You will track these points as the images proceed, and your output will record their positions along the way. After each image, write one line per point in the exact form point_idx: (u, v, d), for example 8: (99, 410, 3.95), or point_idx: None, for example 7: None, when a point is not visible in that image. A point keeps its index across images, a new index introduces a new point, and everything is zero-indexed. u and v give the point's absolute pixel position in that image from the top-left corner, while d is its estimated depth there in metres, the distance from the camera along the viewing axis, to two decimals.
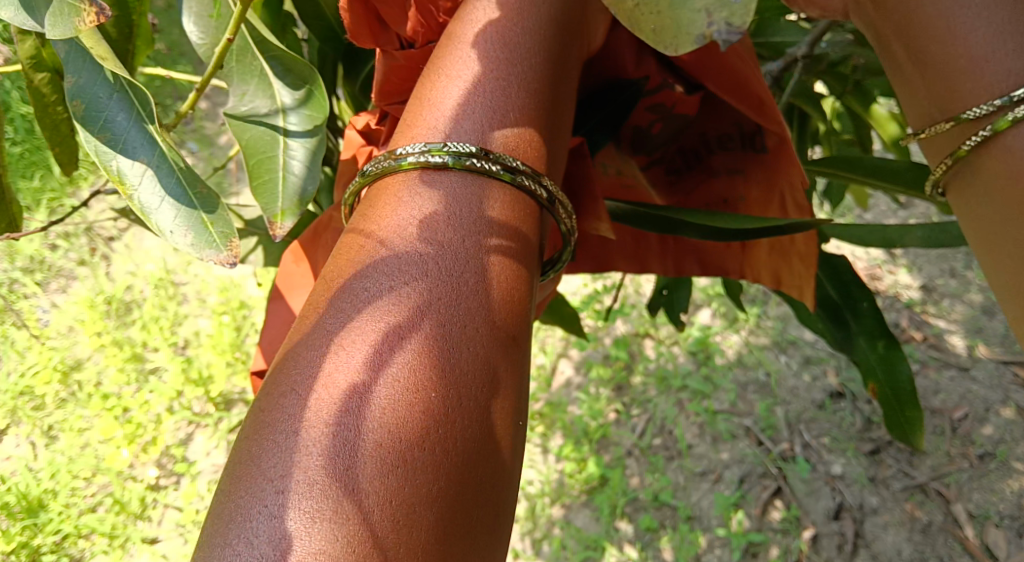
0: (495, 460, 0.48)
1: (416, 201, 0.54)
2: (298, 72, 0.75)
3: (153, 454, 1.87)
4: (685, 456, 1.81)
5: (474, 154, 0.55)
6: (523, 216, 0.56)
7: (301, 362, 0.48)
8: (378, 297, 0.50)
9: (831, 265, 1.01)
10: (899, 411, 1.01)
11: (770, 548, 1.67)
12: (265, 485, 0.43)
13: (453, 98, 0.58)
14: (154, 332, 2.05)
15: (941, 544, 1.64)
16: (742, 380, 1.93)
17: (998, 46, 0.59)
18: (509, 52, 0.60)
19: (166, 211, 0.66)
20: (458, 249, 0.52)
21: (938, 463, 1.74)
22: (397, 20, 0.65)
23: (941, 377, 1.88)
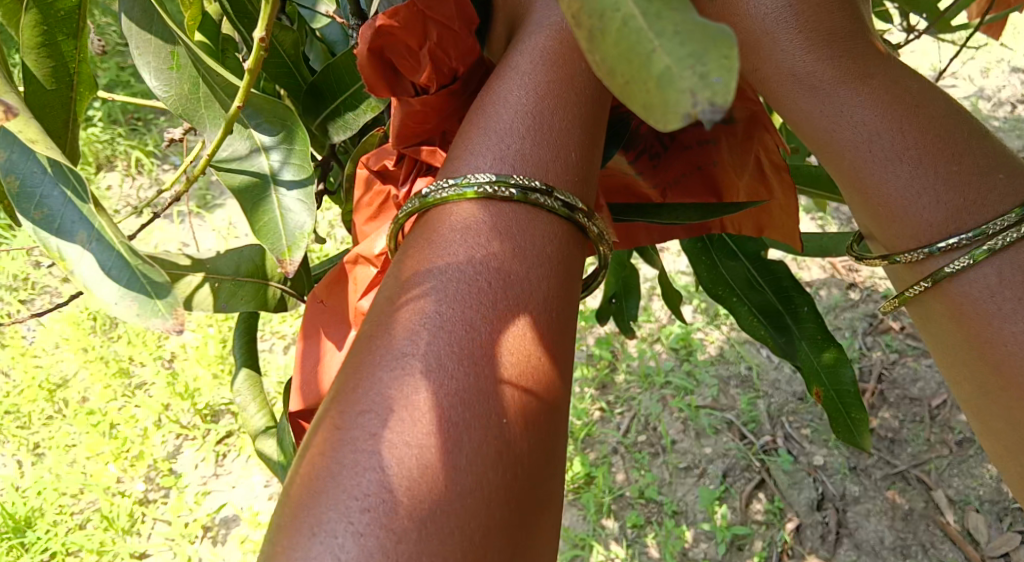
0: (552, 480, 0.49)
1: (481, 227, 0.53)
2: (274, 111, 0.71)
3: (140, 468, 1.86)
4: (670, 451, 1.84)
5: (539, 190, 0.53)
6: (577, 252, 0.55)
7: (380, 383, 0.47)
8: (455, 318, 0.49)
9: (770, 270, 1.06)
10: (846, 413, 1.01)
11: (754, 540, 1.68)
12: (350, 500, 0.42)
13: (511, 132, 0.57)
14: (140, 347, 2.05)
15: (922, 530, 1.66)
16: (725, 374, 1.96)
17: (915, 187, 0.61)
18: (566, 91, 0.59)
19: (106, 283, 0.53)
20: (525, 276, 0.51)
21: (918, 450, 1.78)
22: (411, 68, 0.62)
23: (919, 365, 1.92)
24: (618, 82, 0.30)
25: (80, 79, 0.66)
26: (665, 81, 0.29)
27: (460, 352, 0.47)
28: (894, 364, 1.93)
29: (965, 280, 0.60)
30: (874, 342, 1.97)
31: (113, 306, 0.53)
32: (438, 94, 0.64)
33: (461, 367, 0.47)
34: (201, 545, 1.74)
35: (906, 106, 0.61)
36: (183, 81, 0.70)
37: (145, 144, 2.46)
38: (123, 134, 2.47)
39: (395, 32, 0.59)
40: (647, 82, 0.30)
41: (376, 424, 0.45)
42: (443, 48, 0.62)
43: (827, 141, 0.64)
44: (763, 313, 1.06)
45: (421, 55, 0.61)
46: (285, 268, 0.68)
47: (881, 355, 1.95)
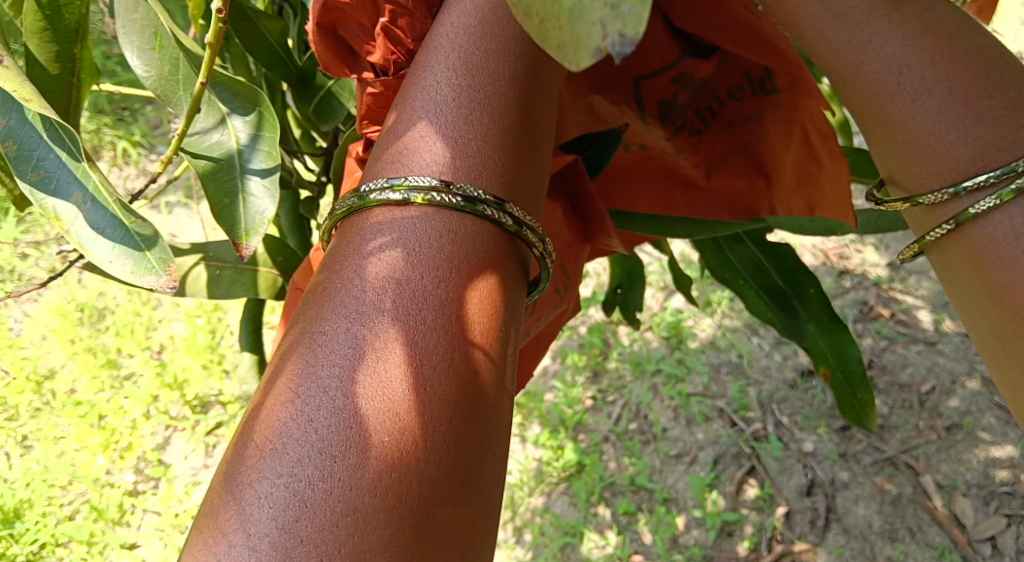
0: (466, 492, 0.45)
1: (377, 234, 0.51)
2: (246, 95, 0.72)
3: (129, 459, 1.86)
4: (661, 439, 1.84)
5: (435, 188, 0.51)
6: (490, 248, 0.52)
7: (265, 408, 0.46)
8: (335, 335, 0.47)
9: (775, 252, 1.04)
10: (852, 394, 1.04)
11: (745, 526, 1.70)
12: (242, 513, 0.42)
13: (417, 131, 0.55)
14: (128, 338, 2.04)
15: (910, 515, 1.68)
16: (715, 362, 1.96)
17: (943, 126, 0.56)
18: (473, 78, 0.56)
19: (102, 244, 0.60)
20: (418, 282, 0.49)
21: (907, 436, 1.79)
22: (366, 47, 0.61)
23: (909, 351, 1.93)
24: (535, 21, 0.33)
25: (81, 66, 0.66)
26: (578, 13, 0.32)
27: (336, 370, 0.46)
28: (884, 351, 1.94)
29: (989, 220, 0.56)
30: (864, 328, 1.98)
31: (108, 265, 0.59)
32: (397, 76, 0.61)
33: (336, 384, 0.45)
34: None
35: (937, 37, 0.58)
36: (163, 62, 0.70)
37: (132, 133, 2.44)
38: (109, 123, 2.45)
39: (344, 9, 0.59)
40: (560, 16, 0.32)
41: (256, 449, 0.44)
42: (398, 28, 0.60)
43: (852, 75, 0.60)
44: (770, 295, 1.06)
45: (374, 33, 0.60)
46: (241, 252, 0.70)
47: (871, 342, 1.96)
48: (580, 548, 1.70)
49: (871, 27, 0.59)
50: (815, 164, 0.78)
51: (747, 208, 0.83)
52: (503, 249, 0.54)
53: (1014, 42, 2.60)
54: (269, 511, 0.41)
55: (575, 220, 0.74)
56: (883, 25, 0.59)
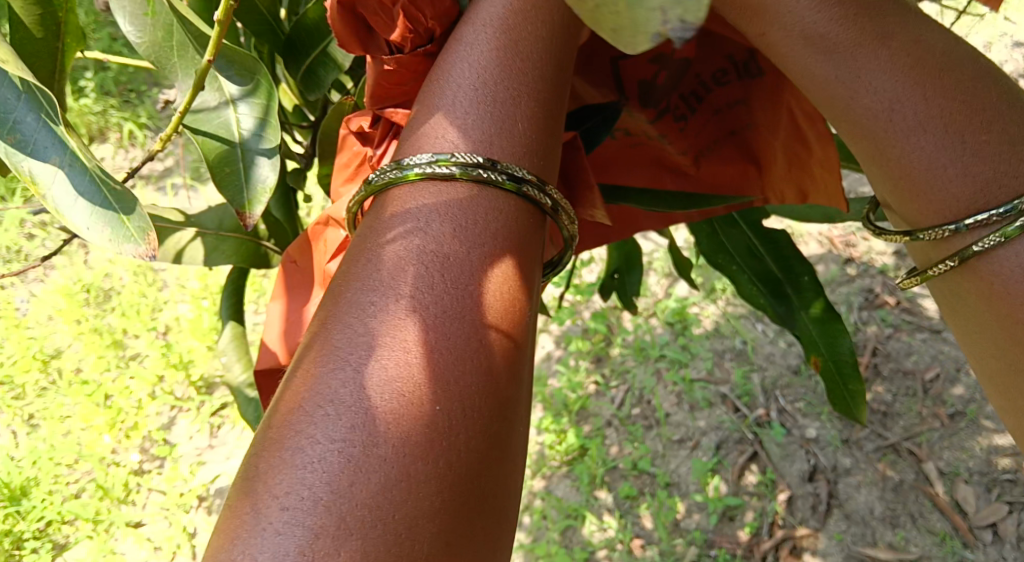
0: (503, 466, 0.47)
1: (421, 210, 0.53)
2: (243, 63, 0.72)
3: (136, 439, 1.88)
4: (663, 424, 1.85)
5: (481, 165, 0.53)
6: (528, 226, 0.55)
7: (315, 378, 0.47)
8: (385, 309, 0.49)
9: (771, 239, 1.04)
10: (843, 384, 1.03)
11: (746, 511, 1.71)
12: (298, 476, 0.43)
13: (458, 110, 0.56)
14: (134, 319, 2.04)
15: (912, 502, 1.68)
16: (719, 348, 1.96)
17: (939, 164, 0.56)
18: (518, 61, 0.58)
19: (80, 209, 0.56)
20: (463, 257, 0.51)
21: (910, 423, 1.79)
22: (384, 26, 0.62)
23: (913, 339, 1.93)
24: (589, 7, 0.30)
25: (66, 30, 0.68)
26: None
27: (389, 341, 0.48)
28: (888, 339, 1.94)
29: (995, 257, 0.57)
30: (869, 316, 1.98)
31: (85, 231, 0.56)
32: (414, 54, 0.63)
33: (388, 355, 0.47)
34: (196, 514, 1.77)
35: (928, 70, 0.57)
36: (156, 28, 0.70)
37: (138, 116, 2.44)
38: (116, 106, 2.45)
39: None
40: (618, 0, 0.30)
41: (307, 414, 0.46)
42: (417, 6, 0.60)
43: (842, 110, 0.59)
44: (764, 282, 1.06)
45: (392, 11, 0.61)
46: (245, 221, 0.71)
47: (875, 329, 1.95)
48: (581, 530, 1.71)
49: (868, 65, 0.58)
50: (803, 147, 0.77)
51: (737, 195, 0.82)
52: (538, 229, 0.56)
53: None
54: (325, 477, 0.43)
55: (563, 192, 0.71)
56: (878, 60, 0.57)
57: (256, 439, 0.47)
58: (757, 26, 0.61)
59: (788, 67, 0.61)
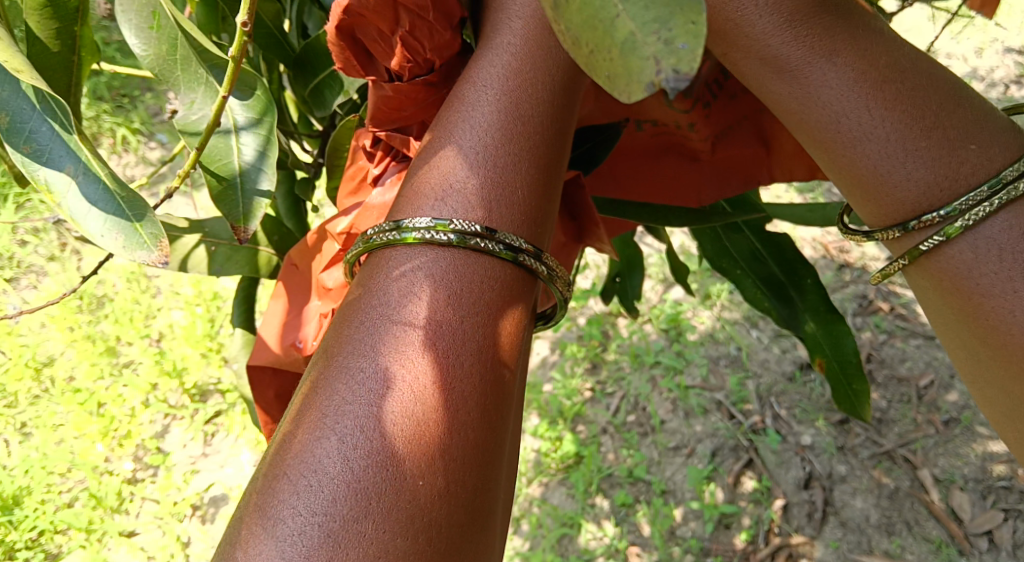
0: (481, 540, 0.48)
1: (418, 276, 0.52)
2: (246, 80, 0.72)
3: (129, 447, 1.87)
4: (659, 431, 1.85)
5: (480, 235, 0.53)
6: (522, 295, 0.54)
7: (302, 446, 0.47)
8: (377, 380, 0.49)
9: (775, 244, 1.05)
10: (847, 385, 1.02)
11: (742, 518, 1.70)
12: (277, 547, 0.43)
13: (458, 171, 0.56)
14: (127, 326, 2.04)
15: (907, 509, 1.68)
16: (714, 354, 1.96)
17: (890, 173, 0.56)
18: (519, 122, 0.57)
19: (94, 218, 0.57)
20: (457, 328, 0.50)
21: (905, 430, 1.79)
22: (383, 52, 0.61)
23: (907, 345, 1.93)
24: (584, 50, 0.31)
25: (82, 44, 0.66)
26: (629, 47, 0.30)
27: (376, 412, 0.47)
28: (883, 345, 1.94)
29: (943, 254, 0.57)
30: (863, 322, 1.98)
31: (99, 239, 0.56)
32: (411, 83, 0.63)
33: (375, 427, 0.47)
34: (189, 523, 1.76)
35: (876, 78, 0.55)
36: (161, 42, 0.69)
37: (131, 121, 2.43)
38: (108, 110, 2.44)
39: (364, 14, 0.57)
40: (610, 51, 0.31)
41: (290, 483, 0.45)
42: (417, 38, 0.59)
43: (796, 120, 0.59)
44: (767, 285, 1.07)
45: (392, 39, 0.59)
46: (239, 236, 0.70)
47: (870, 335, 1.96)
48: (577, 539, 1.71)
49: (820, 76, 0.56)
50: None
51: (750, 175, 0.80)
52: (533, 296, 0.56)
53: (1016, 37, 2.60)
54: (307, 551, 0.43)
55: (568, 224, 0.72)
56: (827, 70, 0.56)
57: (243, 503, 0.47)
58: (720, 45, 0.59)
59: (744, 79, 0.60)
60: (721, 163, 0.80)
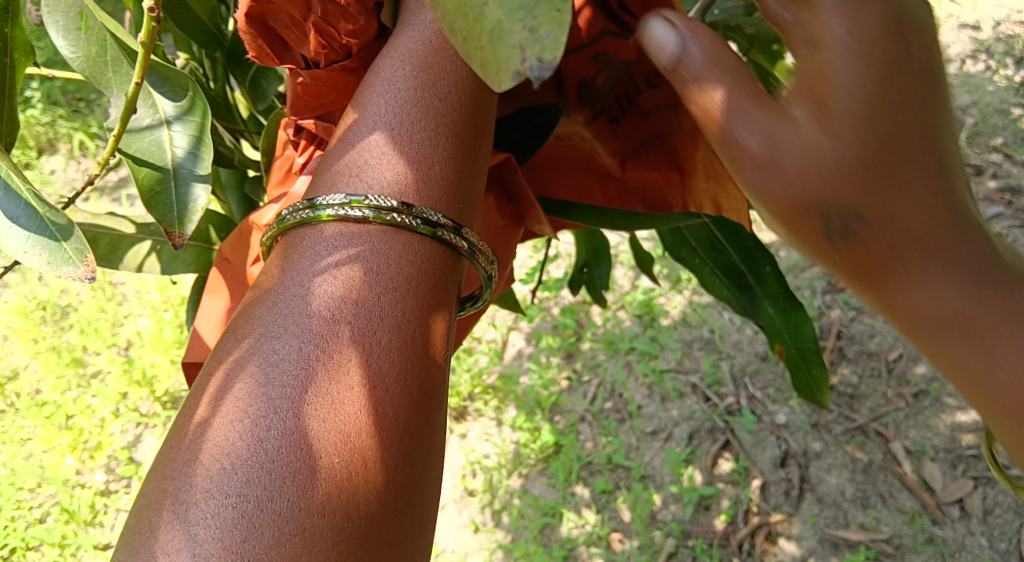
0: (406, 513, 0.49)
1: (331, 254, 0.53)
2: (176, 80, 0.76)
3: (101, 459, 1.84)
4: (636, 416, 1.86)
5: (395, 209, 0.53)
6: (444, 271, 0.55)
7: (219, 423, 0.47)
8: (288, 359, 0.49)
9: (733, 231, 1.02)
10: (807, 370, 1.05)
11: (721, 500, 1.72)
12: (191, 517, 0.44)
13: (375, 156, 0.56)
14: (93, 335, 2.00)
15: (881, 481, 1.72)
16: (687, 338, 1.98)
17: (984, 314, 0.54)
18: (430, 97, 0.57)
19: (15, 234, 0.62)
20: (371, 303, 0.51)
21: (876, 404, 1.83)
22: (298, 39, 0.60)
23: (876, 320, 1.97)
24: (459, 38, 0.42)
25: (15, 45, 0.71)
26: (498, 35, 0.41)
27: (298, 379, 0.48)
28: (852, 322, 1.98)
29: None
30: (833, 300, 2.02)
31: (23, 255, 0.61)
32: (327, 69, 0.61)
33: (292, 402, 0.48)
34: None
35: (950, 221, 0.54)
36: (91, 43, 0.72)
37: (89, 125, 2.37)
38: (64, 115, 2.38)
39: (274, 0, 0.57)
40: (482, 37, 0.42)
41: (208, 461, 0.46)
42: (329, 23, 0.58)
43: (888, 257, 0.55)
44: (726, 273, 1.06)
45: (306, 26, 0.59)
46: (175, 240, 0.73)
47: (840, 313, 1.99)
48: (559, 528, 1.71)
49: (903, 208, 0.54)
50: (717, 158, 0.71)
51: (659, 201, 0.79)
52: (455, 270, 0.56)
53: (972, 13, 2.65)
54: (220, 525, 0.44)
55: (507, 207, 0.73)
56: (919, 212, 0.54)
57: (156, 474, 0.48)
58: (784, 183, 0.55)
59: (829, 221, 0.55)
60: (635, 185, 0.78)
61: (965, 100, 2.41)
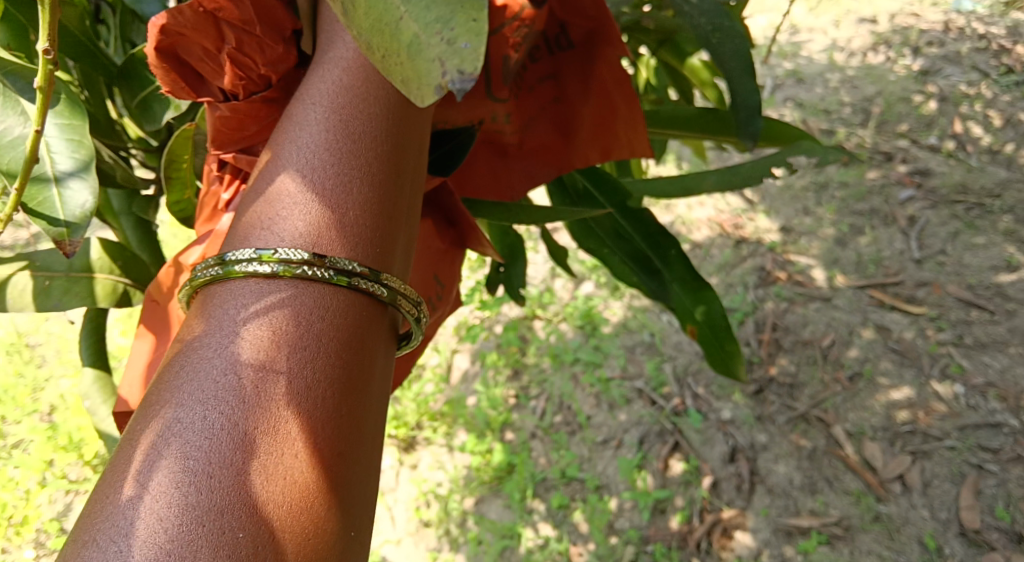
0: None
1: (237, 311, 0.44)
2: (45, 83, 0.68)
3: (28, 534, 1.74)
4: (586, 427, 1.86)
5: (307, 262, 0.44)
6: (372, 321, 0.46)
7: (106, 520, 0.38)
8: (186, 437, 0.39)
9: (637, 217, 1.01)
10: (721, 346, 1.03)
11: (675, 501, 1.74)
12: None
13: (286, 202, 0.47)
14: (13, 404, 1.91)
15: (826, 466, 1.76)
16: (630, 344, 2.00)
17: None
18: (347, 135, 0.49)
19: None
20: (281, 365, 0.42)
21: (815, 391, 1.88)
22: (213, 72, 0.55)
23: (808, 309, 2.02)
24: (378, 58, 0.38)
25: None
26: (418, 55, 0.38)
27: (190, 461, 0.39)
28: (785, 313, 2.03)
29: None
30: (764, 294, 2.07)
31: None
32: (247, 101, 0.56)
33: (187, 488, 0.38)
34: None
35: None
36: None
37: None
38: None
39: (184, 31, 0.52)
40: (398, 47, 0.37)
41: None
42: (245, 55, 0.54)
43: None
44: (635, 260, 1.04)
45: (221, 57, 0.54)
46: (65, 250, 0.66)
47: (772, 305, 2.05)
48: (519, 548, 1.70)
49: None
50: (610, 110, 0.68)
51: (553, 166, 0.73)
52: (385, 319, 0.48)
53: (868, 8, 2.78)
54: None
55: (450, 231, 0.69)
56: None
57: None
58: None
59: None
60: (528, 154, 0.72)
61: (869, 91, 2.53)
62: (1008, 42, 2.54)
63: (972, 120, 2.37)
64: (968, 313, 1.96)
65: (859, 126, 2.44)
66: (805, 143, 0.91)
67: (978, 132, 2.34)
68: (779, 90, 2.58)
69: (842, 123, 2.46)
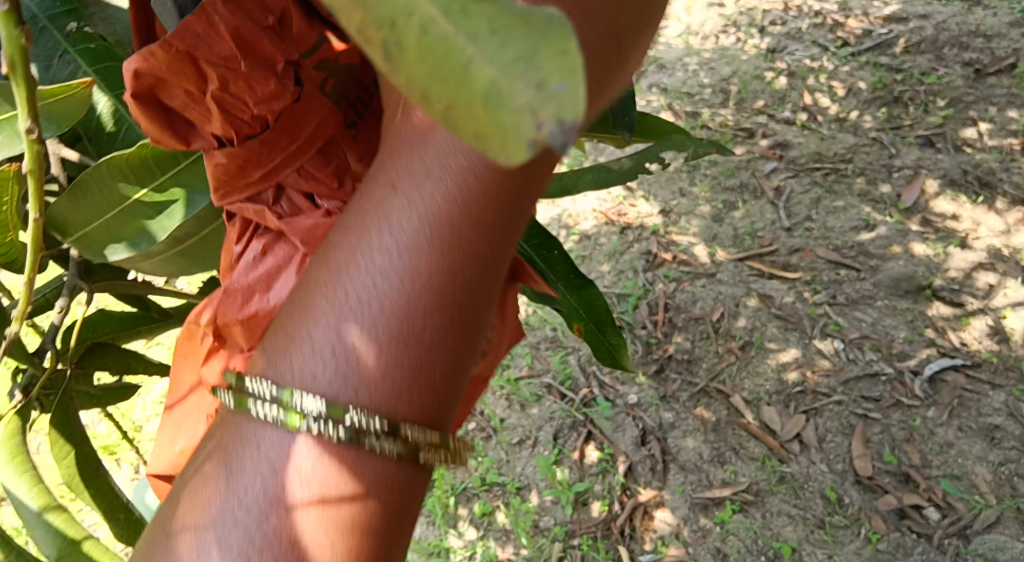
0: None
1: (295, 450, 0.47)
2: None
3: None
4: (500, 430, 1.88)
5: (374, 436, 0.45)
6: (421, 476, 0.49)
7: None
8: None
9: None
10: (605, 339, 1.06)
11: (594, 491, 1.77)
12: None
13: (354, 359, 0.46)
14: None
15: (731, 435, 1.83)
16: (534, 340, 2.01)
17: None
18: (431, 290, 0.46)
19: None
20: (331, 542, 0.45)
21: (712, 363, 1.95)
22: (200, 116, 0.58)
23: (695, 287, 2.10)
24: (437, 106, 0.27)
25: None
26: (496, 99, 0.27)
27: None
28: (675, 293, 2.10)
29: None
30: (654, 276, 2.15)
31: None
32: (241, 146, 0.60)
33: None
34: None
35: None
36: None
37: None
38: None
39: (164, 76, 0.55)
40: (472, 103, 0.27)
41: None
42: (229, 98, 0.57)
43: None
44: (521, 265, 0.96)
45: (206, 100, 0.57)
46: None
47: (663, 286, 2.12)
48: None
49: None
50: None
51: None
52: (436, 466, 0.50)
53: None
54: None
55: None
56: None
57: None
58: None
59: None
60: None
61: (725, 71, 2.65)
62: (840, 17, 2.71)
63: (819, 91, 2.52)
64: (838, 272, 2.08)
65: (721, 106, 2.56)
66: (677, 135, 0.95)
67: (826, 102, 2.49)
68: (643, 77, 2.68)
69: (705, 104, 2.57)
